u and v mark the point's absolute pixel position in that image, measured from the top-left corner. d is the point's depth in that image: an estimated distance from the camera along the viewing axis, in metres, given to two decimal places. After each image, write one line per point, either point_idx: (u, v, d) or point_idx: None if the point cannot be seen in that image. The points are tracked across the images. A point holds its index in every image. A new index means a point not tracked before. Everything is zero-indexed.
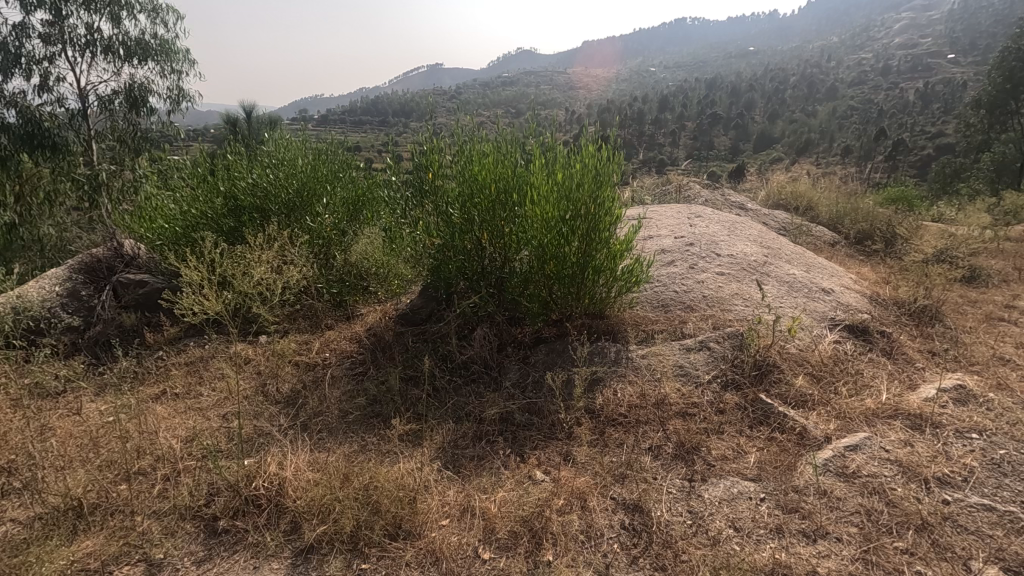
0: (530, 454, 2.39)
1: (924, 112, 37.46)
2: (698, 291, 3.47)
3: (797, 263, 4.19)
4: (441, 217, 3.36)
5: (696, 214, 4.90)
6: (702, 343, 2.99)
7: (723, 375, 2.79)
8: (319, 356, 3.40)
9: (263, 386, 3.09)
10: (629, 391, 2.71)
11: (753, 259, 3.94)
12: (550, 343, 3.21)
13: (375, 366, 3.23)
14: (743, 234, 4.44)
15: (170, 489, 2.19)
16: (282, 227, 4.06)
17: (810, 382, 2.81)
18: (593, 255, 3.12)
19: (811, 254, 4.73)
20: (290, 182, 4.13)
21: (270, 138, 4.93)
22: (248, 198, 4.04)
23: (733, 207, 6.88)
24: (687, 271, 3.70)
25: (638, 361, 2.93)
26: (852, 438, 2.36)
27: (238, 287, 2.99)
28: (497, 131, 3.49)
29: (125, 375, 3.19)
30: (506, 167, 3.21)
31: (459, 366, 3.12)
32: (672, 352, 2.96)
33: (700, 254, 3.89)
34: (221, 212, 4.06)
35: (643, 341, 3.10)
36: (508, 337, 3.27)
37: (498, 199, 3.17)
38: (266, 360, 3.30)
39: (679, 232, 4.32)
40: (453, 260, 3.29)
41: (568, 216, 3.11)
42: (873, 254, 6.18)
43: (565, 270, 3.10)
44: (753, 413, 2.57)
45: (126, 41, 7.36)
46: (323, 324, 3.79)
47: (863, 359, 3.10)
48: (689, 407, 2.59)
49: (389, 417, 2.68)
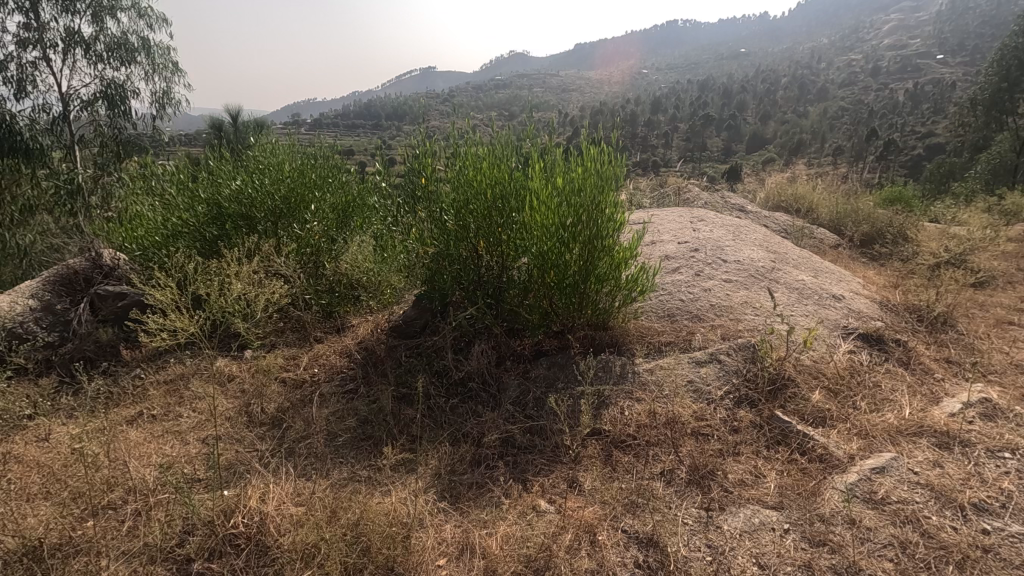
0: (534, 481, 2.22)
1: (915, 112, 37.66)
2: (706, 299, 3.30)
3: (804, 268, 4.04)
4: (434, 223, 3.21)
5: (699, 217, 4.74)
6: (712, 355, 2.83)
7: (736, 391, 2.63)
8: (307, 373, 3.22)
9: (247, 406, 2.90)
10: (637, 409, 2.54)
11: (761, 265, 3.76)
12: (551, 356, 3.04)
13: (366, 384, 3.05)
14: (749, 238, 4.28)
15: (141, 526, 2.00)
16: (269, 235, 3.87)
17: (827, 398, 2.67)
18: (595, 263, 2.96)
19: (816, 258, 4.59)
20: (277, 188, 3.94)
21: (257, 145, 4.73)
22: (232, 205, 3.85)
23: (733, 208, 6.76)
24: (693, 278, 3.53)
25: (645, 376, 2.76)
26: (877, 460, 2.20)
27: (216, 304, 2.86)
28: (494, 133, 3.33)
29: (99, 396, 3.00)
30: (502, 170, 3.06)
31: (456, 383, 2.95)
32: (681, 366, 2.79)
33: (706, 260, 3.72)
34: (202, 222, 3.86)
35: (651, 353, 2.94)
36: (507, 350, 3.09)
37: (495, 204, 3.02)
38: (251, 377, 3.11)
39: (683, 237, 4.15)
40: (449, 269, 3.13)
41: (569, 222, 2.94)
42: (875, 257, 6.07)
43: (566, 280, 2.94)
44: (770, 432, 2.42)
45: (107, 44, 7.28)
46: (311, 338, 3.61)
47: (879, 371, 2.96)
48: (702, 426, 2.43)
49: (381, 441, 2.50)
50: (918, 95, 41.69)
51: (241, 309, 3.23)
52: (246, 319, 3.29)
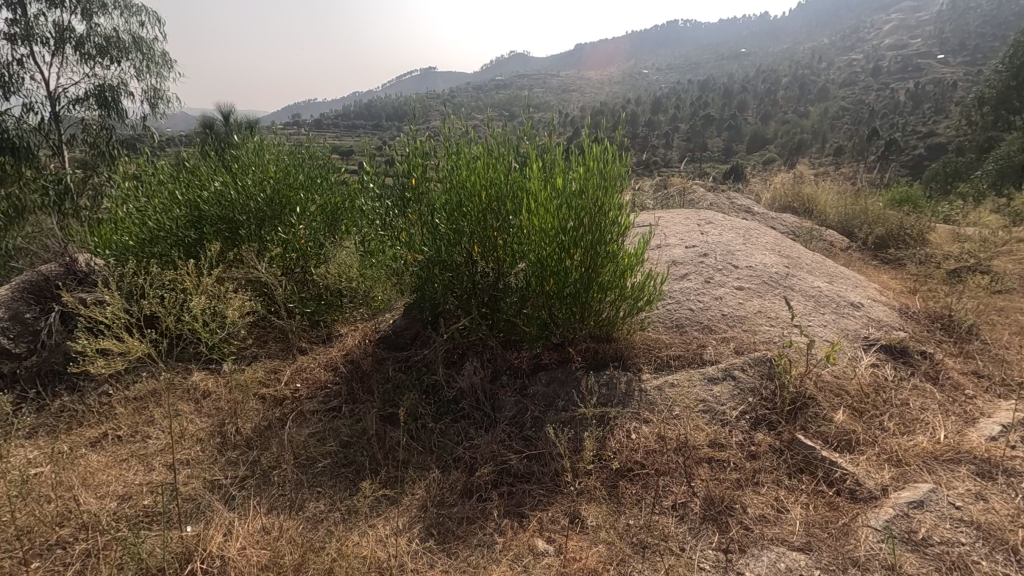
0: (531, 516, 2.00)
1: (917, 112, 37.42)
2: (717, 309, 3.06)
3: (819, 273, 3.82)
4: (426, 227, 3.00)
5: (706, 220, 4.51)
6: (725, 371, 2.60)
7: (753, 412, 2.41)
8: (288, 388, 3.01)
9: (221, 426, 2.68)
10: (644, 433, 2.32)
11: (775, 270, 3.53)
12: (550, 370, 2.81)
13: (351, 402, 2.84)
14: (760, 241, 4.04)
15: (89, 570, 1.78)
16: (253, 240, 3.66)
17: (852, 418, 2.44)
18: (599, 270, 2.74)
19: (831, 262, 4.34)
20: (260, 190, 3.71)
21: (242, 144, 4.50)
22: (213, 209, 3.64)
23: (740, 209, 6.54)
24: (703, 285, 3.28)
25: (653, 394, 2.53)
26: (913, 492, 1.97)
27: (174, 320, 2.61)
28: (489, 131, 3.12)
29: (64, 415, 2.79)
30: (498, 170, 2.85)
31: (447, 401, 2.73)
32: (692, 383, 2.56)
33: (715, 266, 3.47)
34: (180, 226, 3.64)
35: (658, 369, 2.71)
36: (503, 364, 2.87)
37: (490, 207, 2.82)
38: (227, 393, 2.89)
39: (690, 241, 3.92)
40: (440, 276, 2.92)
41: (570, 226, 2.73)
42: (887, 261, 5.84)
43: (567, 288, 2.73)
44: (792, 458, 2.19)
45: (98, 41, 7.11)
46: (295, 348, 3.38)
47: (906, 387, 2.73)
48: (717, 452, 2.20)
49: (363, 469, 2.29)
50: (920, 94, 41.48)
51: (214, 321, 3.01)
52: (219, 331, 3.06)
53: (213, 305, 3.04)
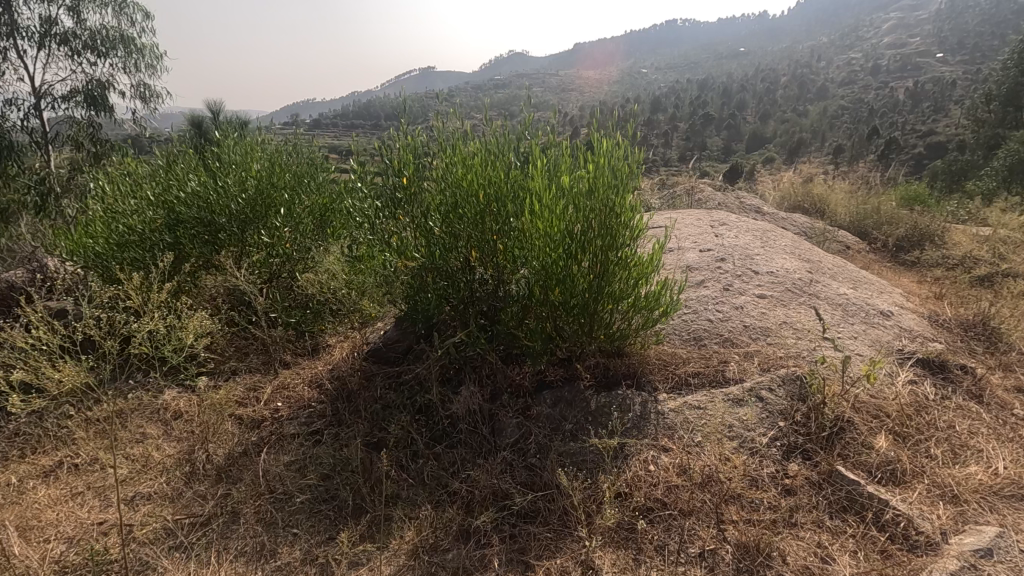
0: (535, 566, 1.74)
1: (918, 110, 37.12)
2: (738, 319, 2.80)
3: (843, 279, 3.55)
4: (418, 230, 2.75)
5: (720, 221, 4.24)
6: (751, 392, 2.33)
7: (785, 438, 2.15)
8: (268, 408, 2.75)
9: (191, 452, 2.43)
10: (663, 464, 2.06)
11: (798, 276, 3.26)
12: (556, 389, 2.55)
13: (335, 425, 2.58)
14: (779, 244, 3.77)
15: None
16: (232, 244, 3.39)
17: (895, 444, 2.18)
18: (610, 278, 2.48)
19: (852, 265, 4.08)
20: (239, 191, 3.43)
21: (223, 140, 4.21)
22: (188, 211, 3.35)
23: (749, 209, 6.27)
24: (722, 293, 3.00)
25: (671, 418, 2.27)
26: (978, 536, 1.71)
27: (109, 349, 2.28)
28: (488, 125, 2.85)
29: (16, 440, 2.53)
30: (498, 169, 2.59)
31: (442, 424, 2.47)
32: (715, 406, 2.29)
33: (734, 272, 3.20)
34: (152, 230, 3.36)
35: (676, 388, 2.44)
36: (504, 382, 2.60)
37: (488, 209, 2.56)
38: (199, 414, 2.64)
39: (704, 244, 3.65)
40: (435, 285, 2.67)
41: (577, 229, 2.47)
42: (903, 262, 5.58)
43: (573, 298, 2.48)
44: (832, 494, 1.93)
45: (87, 36, 6.85)
46: (278, 362, 3.12)
47: (950, 407, 2.47)
48: (747, 487, 1.94)
49: (345, 506, 2.04)
50: (921, 92, 41.24)
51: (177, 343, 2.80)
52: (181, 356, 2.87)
53: (176, 327, 2.83)
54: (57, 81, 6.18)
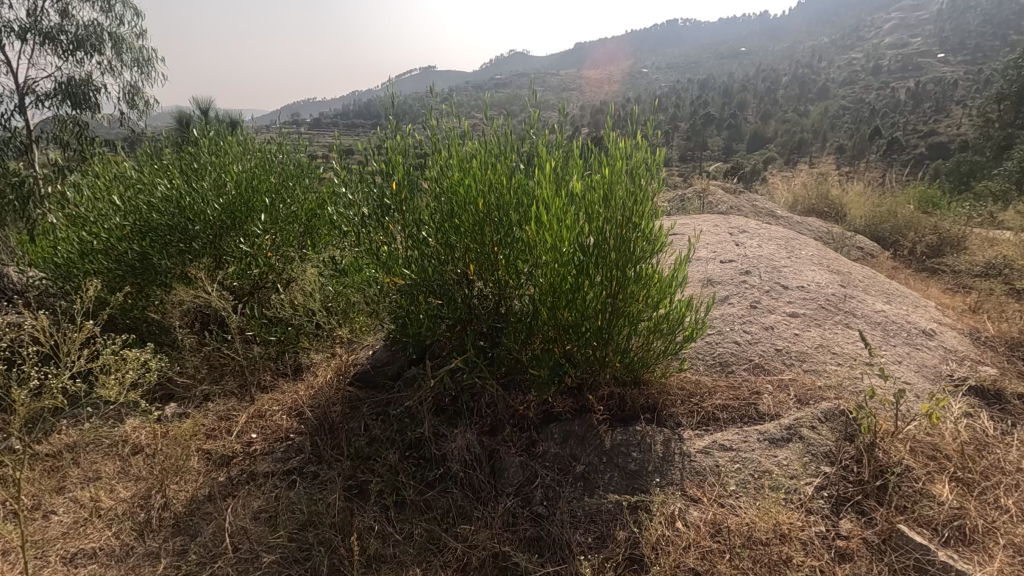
0: None
1: (923, 110, 36.73)
2: (769, 342, 2.49)
3: (876, 293, 3.24)
4: (409, 240, 2.45)
5: (739, 228, 3.94)
6: (791, 431, 2.03)
7: (833, 488, 1.84)
8: (241, 441, 2.45)
9: (147, 495, 2.12)
10: (692, 521, 1.76)
11: (830, 291, 2.96)
12: (564, 423, 2.24)
13: (315, 463, 2.28)
14: (806, 254, 3.47)
15: None
16: (208, 254, 3.07)
17: (961, 494, 1.87)
18: (626, 297, 2.18)
19: (882, 276, 3.77)
20: (216, 196, 3.11)
21: (203, 137, 3.88)
22: (158, 216, 3.02)
23: (763, 214, 5.97)
24: (749, 310, 2.70)
25: (699, 463, 1.96)
26: None
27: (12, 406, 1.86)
28: (489, 122, 2.55)
29: None
30: (500, 173, 2.29)
31: (436, 464, 2.18)
32: (749, 447, 1.99)
33: (761, 287, 2.90)
34: (117, 238, 3.00)
35: (703, 425, 2.14)
36: (506, 414, 2.30)
37: (488, 217, 2.26)
38: (162, 448, 2.34)
39: (725, 255, 3.35)
40: (428, 303, 2.37)
41: (589, 242, 2.17)
42: (926, 269, 5.29)
43: (584, 321, 2.18)
44: (896, 561, 1.62)
45: (77, 33, 6.51)
46: (256, 385, 2.82)
47: (1016, 445, 2.15)
48: (794, 551, 1.63)
49: (318, 570, 1.74)
50: (924, 92, 40.98)
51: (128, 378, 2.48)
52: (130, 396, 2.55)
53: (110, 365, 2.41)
54: (43, 80, 5.85)
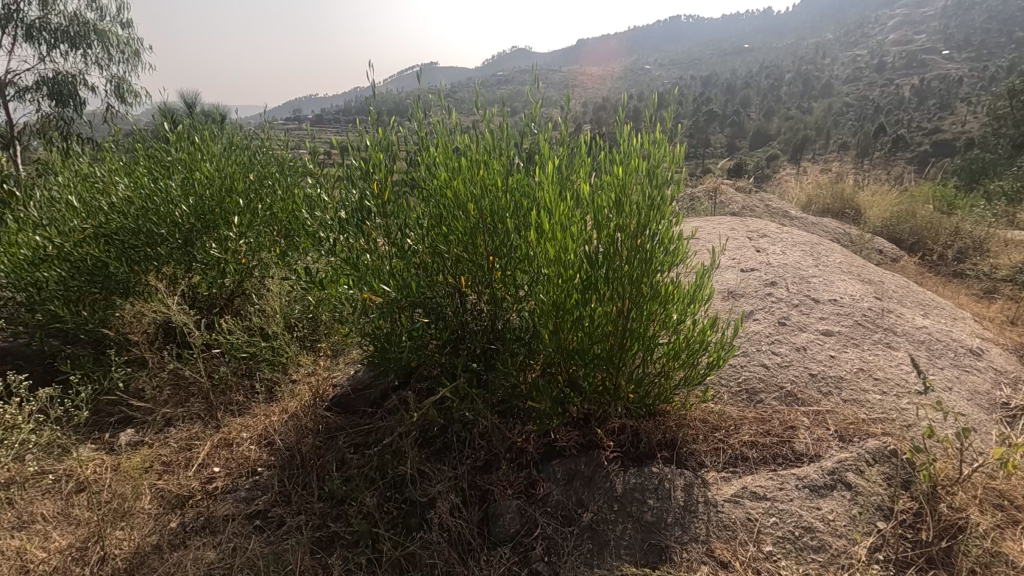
0: None
1: (928, 107, 36.24)
2: (802, 366, 2.20)
3: (912, 305, 2.94)
4: (392, 248, 2.16)
5: (758, 232, 3.66)
6: (835, 477, 1.72)
7: (889, 550, 1.54)
8: (203, 475, 2.16)
9: (85, 545, 1.84)
10: None
11: (865, 305, 2.66)
12: (569, 461, 1.95)
13: (283, 505, 1.99)
14: (833, 262, 3.18)
15: None
16: (174, 260, 2.78)
17: None
18: (641, 317, 1.87)
19: (913, 284, 3.47)
20: (183, 196, 2.83)
21: (178, 132, 3.59)
22: (121, 219, 2.73)
23: (777, 215, 5.68)
24: (777, 328, 2.41)
25: (728, 516, 1.66)
26: None
27: None
28: (484, 113, 2.23)
29: None
30: (494, 173, 1.98)
31: (420, 509, 1.89)
32: (786, 496, 1.68)
33: (788, 301, 2.62)
34: (74, 241, 2.70)
35: (730, 467, 1.84)
36: (502, 449, 2.00)
37: (482, 224, 1.96)
38: (108, 487, 2.06)
39: (746, 263, 3.07)
40: (412, 322, 2.07)
41: (598, 253, 1.87)
42: (952, 274, 4.97)
43: (592, 343, 1.89)
44: None
45: (59, 23, 6.12)
46: (225, 407, 2.53)
47: None
48: None
49: None
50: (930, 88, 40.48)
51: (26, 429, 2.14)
52: (52, 436, 2.23)
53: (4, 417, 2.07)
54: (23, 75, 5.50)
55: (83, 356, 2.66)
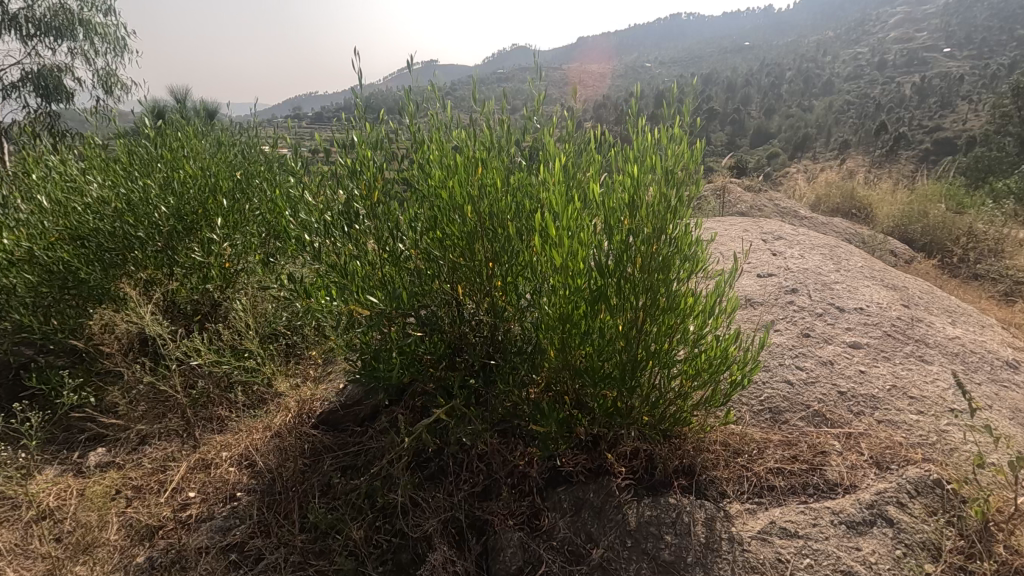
0: None
1: (930, 104, 36.03)
2: (831, 383, 2.03)
3: (939, 312, 2.77)
4: (383, 253, 1.98)
5: (773, 235, 3.51)
6: (875, 511, 1.54)
7: None
8: (177, 500, 1.99)
9: None
10: None
11: (892, 315, 2.50)
12: (576, 489, 1.77)
13: (262, 537, 1.81)
14: (855, 266, 3.03)
15: None
16: (152, 266, 2.60)
17: None
18: (658, 332, 1.69)
19: (936, 289, 3.30)
20: (162, 196, 2.64)
21: (160, 129, 3.40)
22: (95, 220, 2.54)
23: (787, 214, 5.50)
24: (801, 341, 2.25)
25: (756, 556, 1.48)
26: None
27: None
28: (483, 105, 2.04)
29: None
30: (495, 172, 1.80)
31: (412, 544, 1.71)
32: (821, 534, 1.50)
33: (812, 310, 2.47)
34: (41, 244, 2.49)
35: (756, 498, 1.66)
36: (503, 475, 1.82)
37: (481, 229, 1.78)
38: (71, 517, 1.88)
39: (763, 269, 2.91)
40: (402, 338, 1.89)
41: (610, 260, 1.69)
42: (969, 277, 4.77)
43: (603, 361, 1.71)
44: None
45: (43, 14, 5.90)
46: (206, 423, 2.36)
47: None
48: None
49: None
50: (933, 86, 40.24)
51: None
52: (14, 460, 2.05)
53: None
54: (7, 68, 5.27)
55: (53, 369, 2.49)
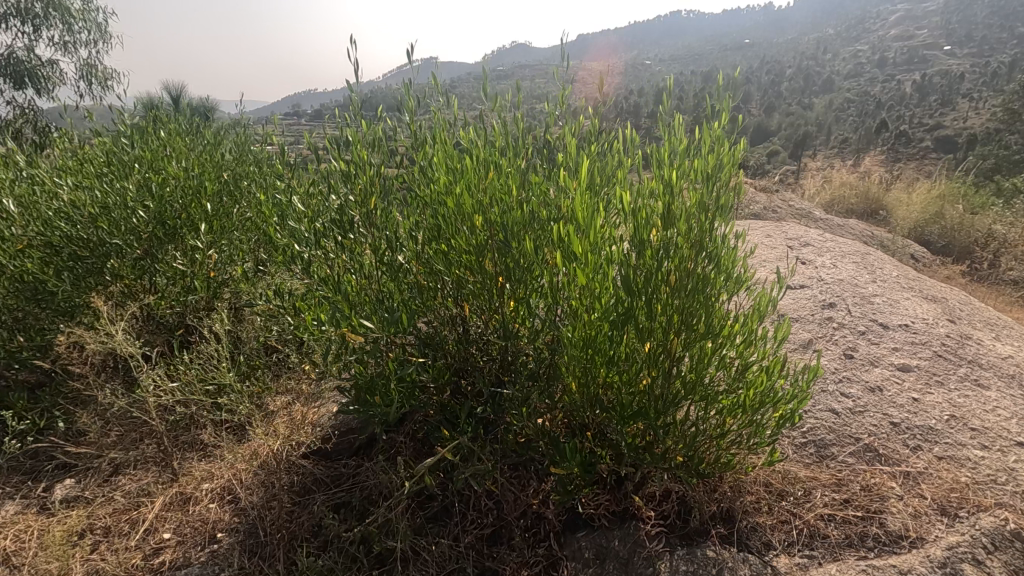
0: None
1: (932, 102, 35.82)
2: (880, 412, 1.84)
3: (984, 327, 2.57)
4: (380, 265, 1.77)
5: (800, 242, 3.33)
6: (949, 570, 1.33)
7: None
8: (149, 541, 1.78)
9: None
10: None
11: (938, 334, 2.31)
12: (600, 537, 1.55)
13: None
14: (891, 277, 2.86)
15: None
16: (128, 276, 2.38)
17: None
18: (696, 361, 1.48)
19: (973, 299, 3.10)
20: (140, 199, 2.41)
21: (142, 128, 3.18)
22: (64, 226, 2.31)
23: (803, 216, 5.31)
24: (843, 363, 2.07)
25: None
26: None
27: None
28: (493, 100, 1.82)
29: None
30: (507, 177, 1.59)
31: None
32: None
33: (851, 328, 2.30)
34: (8, 253, 2.29)
35: (807, 549, 1.44)
36: (515, 520, 1.61)
37: (492, 241, 1.57)
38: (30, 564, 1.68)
39: (794, 280, 2.73)
40: (400, 363, 1.67)
41: (639, 278, 1.47)
42: (995, 283, 4.56)
43: (631, 394, 1.50)
44: None
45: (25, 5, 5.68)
46: (188, 450, 2.15)
47: None
48: None
49: None
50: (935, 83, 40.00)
51: None
52: None
53: None
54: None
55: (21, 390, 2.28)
